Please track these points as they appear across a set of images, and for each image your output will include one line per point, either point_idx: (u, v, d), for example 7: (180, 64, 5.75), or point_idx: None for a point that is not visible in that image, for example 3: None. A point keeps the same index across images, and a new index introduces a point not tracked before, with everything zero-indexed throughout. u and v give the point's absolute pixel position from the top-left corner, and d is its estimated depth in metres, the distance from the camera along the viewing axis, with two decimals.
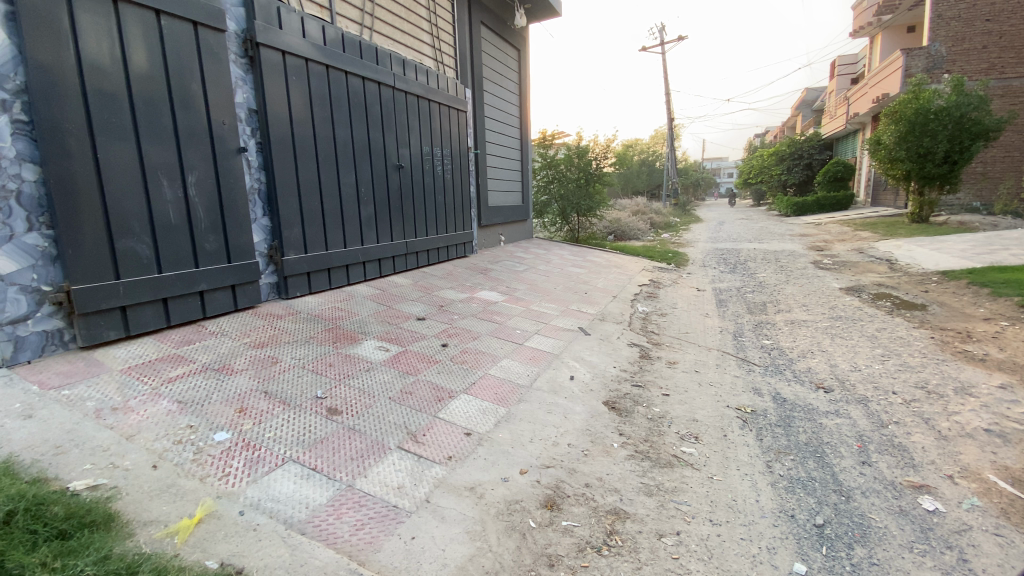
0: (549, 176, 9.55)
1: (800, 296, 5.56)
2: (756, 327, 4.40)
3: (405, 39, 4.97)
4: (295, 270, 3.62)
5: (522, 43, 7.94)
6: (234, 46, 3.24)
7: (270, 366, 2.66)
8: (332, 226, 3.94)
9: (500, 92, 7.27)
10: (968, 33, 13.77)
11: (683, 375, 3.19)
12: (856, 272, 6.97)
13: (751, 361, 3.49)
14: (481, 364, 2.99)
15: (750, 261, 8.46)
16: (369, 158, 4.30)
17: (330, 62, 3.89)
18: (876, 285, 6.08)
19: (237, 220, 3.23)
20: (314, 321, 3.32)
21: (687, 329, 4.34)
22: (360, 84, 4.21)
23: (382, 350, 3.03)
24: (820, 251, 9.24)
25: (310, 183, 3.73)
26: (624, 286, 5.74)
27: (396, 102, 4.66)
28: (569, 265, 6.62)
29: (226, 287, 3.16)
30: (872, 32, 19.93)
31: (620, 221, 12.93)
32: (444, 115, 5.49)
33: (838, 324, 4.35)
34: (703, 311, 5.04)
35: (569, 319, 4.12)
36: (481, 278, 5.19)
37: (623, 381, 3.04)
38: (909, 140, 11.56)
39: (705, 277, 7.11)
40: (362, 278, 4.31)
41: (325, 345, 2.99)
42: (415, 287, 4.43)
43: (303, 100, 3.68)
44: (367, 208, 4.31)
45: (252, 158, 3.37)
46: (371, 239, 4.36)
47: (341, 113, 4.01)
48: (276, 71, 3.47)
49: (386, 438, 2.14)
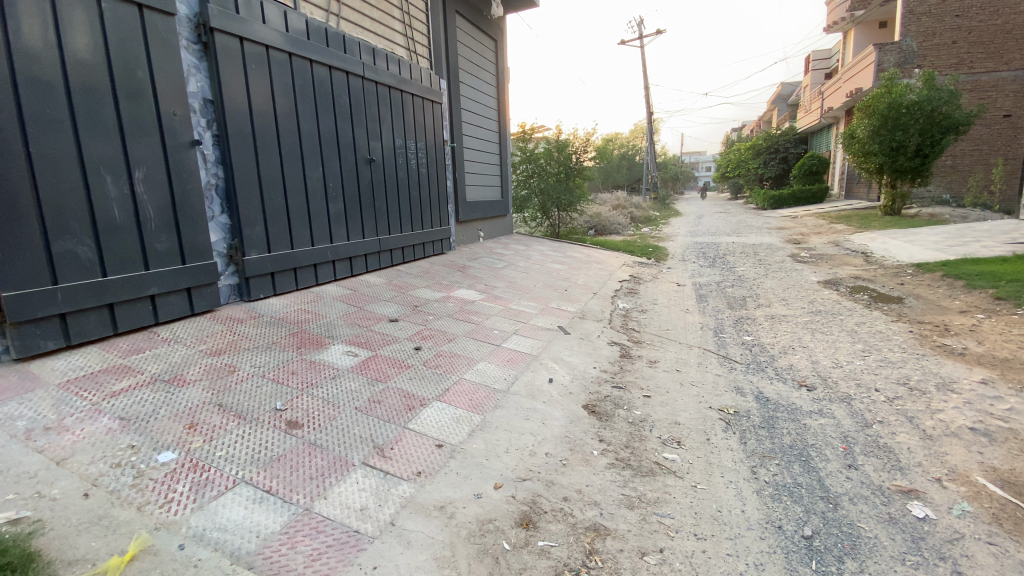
0: (529, 170, 9.41)
1: (780, 290, 5.55)
2: (737, 322, 4.35)
3: (375, 27, 4.75)
4: (258, 271, 3.41)
5: (498, 33, 7.76)
6: (185, 31, 3.00)
7: (227, 376, 2.47)
8: (298, 223, 3.74)
9: (476, 83, 7.08)
10: (939, 28, 14.02)
11: (665, 375, 3.10)
12: (834, 265, 7.01)
13: (733, 358, 3.42)
14: (455, 368, 2.85)
15: (730, 255, 8.46)
16: (336, 152, 4.10)
17: (294, 49, 3.66)
18: (853, 278, 6.11)
19: (192, 219, 3.01)
20: (278, 325, 3.14)
21: (668, 326, 4.26)
22: (326, 73, 3.99)
23: (351, 355, 2.86)
24: (798, 245, 9.31)
25: (273, 178, 3.52)
26: (604, 282, 5.64)
27: (365, 93, 4.46)
28: (548, 261, 6.50)
29: (180, 290, 2.94)
30: (846, 27, 20.21)
31: (600, 216, 12.87)
32: (418, 107, 5.29)
33: (818, 318, 4.33)
34: (683, 306, 4.98)
35: (548, 318, 4.00)
36: (458, 276, 5.04)
37: (603, 382, 2.93)
38: (882, 134, 11.74)
39: (685, 272, 7.07)
40: (332, 277, 4.12)
41: (289, 351, 2.81)
42: (388, 286, 4.26)
43: (264, 89, 3.45)
44: (336, 204, 4.11)
45: (209, 152, 3.14)
46: (341, 237, 4.17)
47: (307, 104, 3.80)
48: (235, 59, 3.24)
49: (350, 454, 1.99)
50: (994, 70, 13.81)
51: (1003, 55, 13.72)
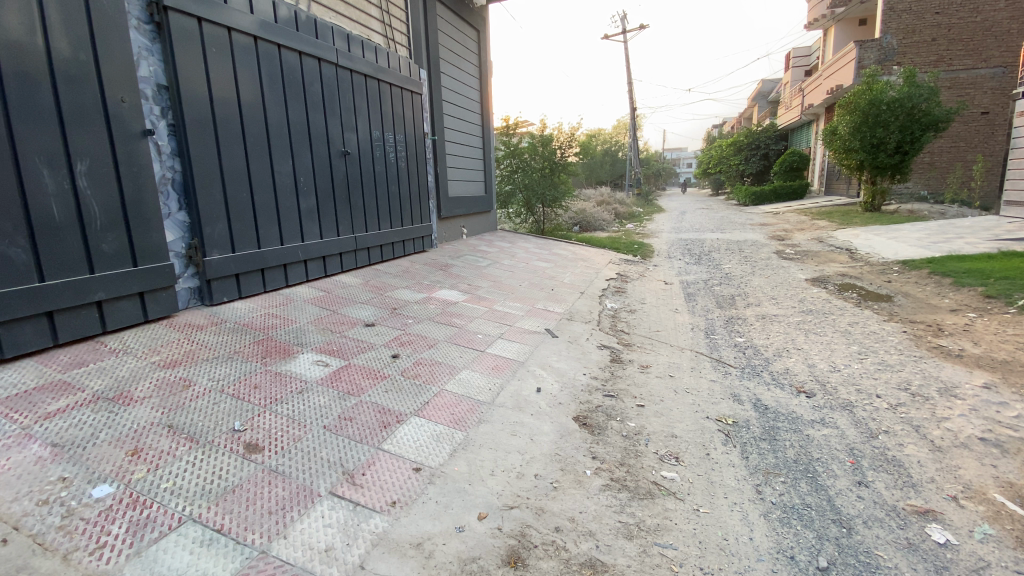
0: (513, 165, 9.20)
1: (769, 288, 5.45)
2: (728, 322, 4.22)
3: (349, 12, 4.47)
4: (221, 272, 3.16)
5: (481, 23, 7.52)
6: (134, 9, 2.71)
7: (180, 392, 2.23)
8: (265, 221, 3.48)
9: (458, 74, 6.83)
10: (918, 26, 14.16)
11: (658, 381, 2.93)
12: (820, 262, 6.96)
13: (727, 362, 3.27)
14: (436, 378, 2.64)
15: (715, 252, 8.38)
16: (307, 145, 3.84)
17: (259, 33, 3.39)
18: (840, 276, 6.04)
19: (145, 216, 2.73)
20: (242, 332, 2.89)
21: (658, 327, 4.10)
22: (295, 59, 3.71)
23: (321, 365, 2.64)
24: (782, 241, 9.30)
25: (237, 172, 3.26)
26: (591, 281, 5.48)
27: (339, 82, 4.19)
28: (533, 258, 6.31)
29: (132, 295, 2.67)
30: (827, 24, 20.37)
31: (584, 211, 12.73)
32: (397, 98, 5.03)
33: (811, 318, 4.21)
34: (673, 306, 4.83)
35: (535, 320, 3.80)
36: (440, 275, 4.82)
37: (594, 390, 2.75)
38: (863, 130, 11.79)
39: (671, 269, 6.95)
40: (304, 278, 3.87)
41: (253, 362, 2.58)
42: (365, 287, 4.02)
43: (227, 75, 3.18)
44: (308, 200, 3.85)
45: (164, 143, 2.86)
46: (313, 234, 3.92)
47: (274, 93, 3.53)
48: (193, 41, 2.95)
49: (316, 481, 1.78)
50: (973, 67, 14.00)
51: (981, 53, 13.96)
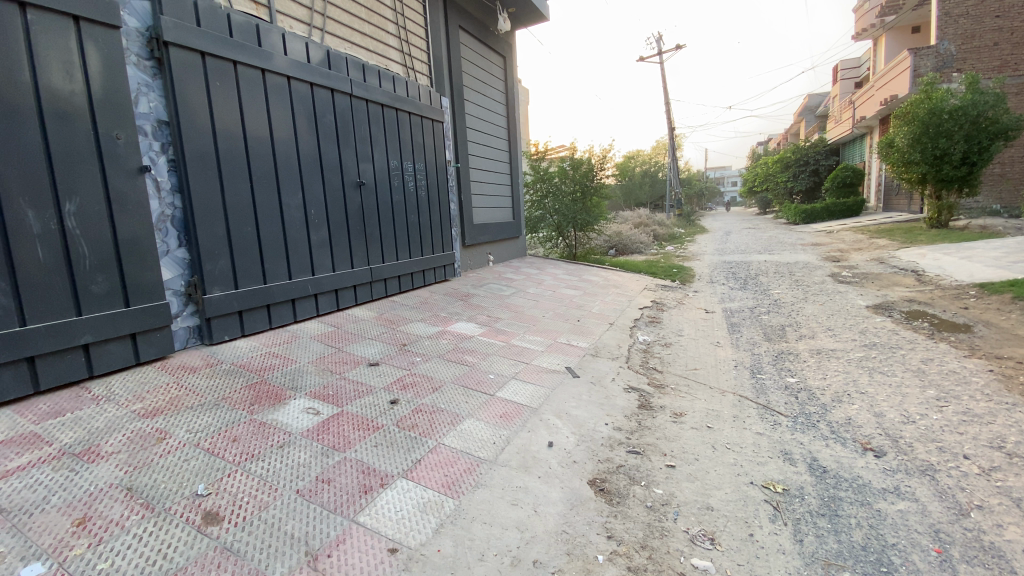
0: (543, 190, 9.00)
1: (823, 317, 4.89)
2: (776, 359, 3.74)
3: (366, 42, 4.41)
4: (222, 309, 3.03)
5: (507, 50, 7.43)
6: (134, 45, 2.67)
7: (152, 447, 2.06)
8: (272, 255, 3.36)
9: (484, 101, 6.73)
10: (978, 30, 13.22)
11: (693, 434, 2.53)
12: (881, 287, 6.30)
13: (776, 410, 2.82)
14: (435, 429, 2.35)
15: (762, 275, 7.78)
16: (318, 177, 3.73)
17: (267, 65, 3.31)
18: (907, 302, 5.39)
19: (139, 255, 2.63)
20: (236, 375, 2.72)
21: (696, 364, 3.67)
22: (307, 90, 3.65)
23: (311, 414, 2.41)
24: (836, 262, 8.57)
25: (241, 207, 3.15)
26: (623, 311, 5.10)
27: (354, 112, 4.11)
28: (562, 286, 5.99)
29: (122, 337, 2.56)
30: (876, 33, 19.43)
31: (621, 234, 12.32)
32: (416, 126, 4.92)
33: (875, 354, 3.67)
34: (713, 339, 4.37)
35: (555, 358, 3.47)
36: (460, 306, 4.58)
37: (616, 445, 2.39)
38: (923, 142, 10.88)
39: (713, 296, 6.45)
40: (315, 313, 3.72)
41: (238, 410, 2.38)
42: (378, 322, 3.82)
43: (233, 108, 3.11)
44: (319, 232, 3.72)
45: (164, 179, 2.79)
46: (325, 267, 3.78)
47: (283, 125, 3.45)
48: (195, 75, 2.89)
49: (271, 564, 1.52)
50: None
51: None
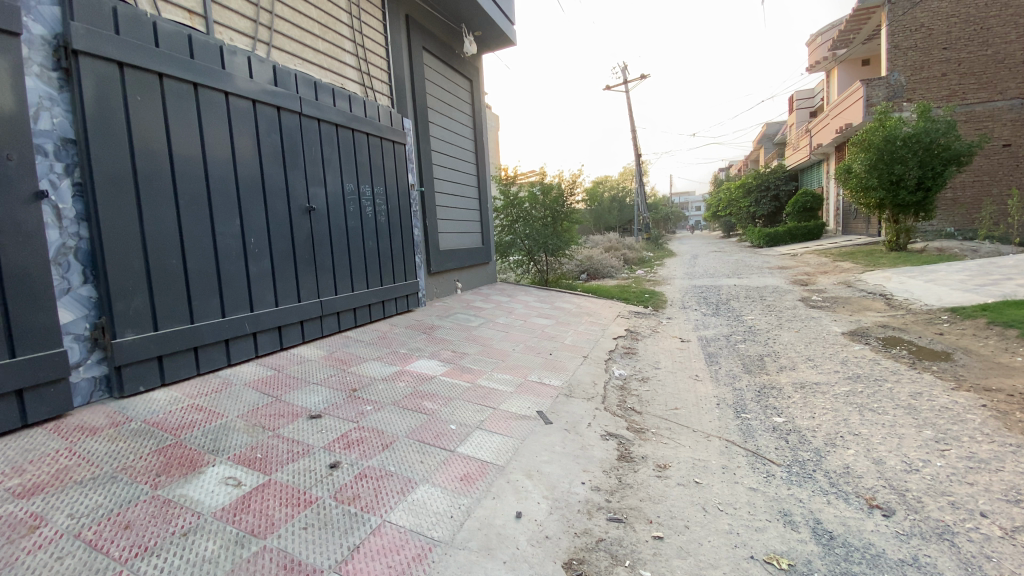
0: (512, 215, 8.80)
1: (801, 345, 4.73)
2: (760, 394, 3.51)
3: (320, 60, 4.11)
4: (137, 356, 2.60)
5: (474, 73, 7.26)
6: (37, 54, 2.28)
7: (18, 540, 1.60)
8: (201, 291, 2.95)
9: (450, 124, 6.51)
10: (926, 62, 13.95)
11: (680, 492, 2.23)
12: (854, 311, 6.24)
13: (767, 457, 2.56)
14: (381, 501, 1.98)
15: (734, 300, 7.69)
16: (260, 203, 3.36)
17: (200, 79, 2.96)
18: (882, 328, 5.31)
19: (29, 295, 2.19)
20: (146, 436, 2.28)
21: (676, 403, 3.40)
22: (248, 107, 3.30)
23: (230, 487, 2.00)
24: (806, 286, 8.59)
25: (163, 237, 2.75)
26: (597, 342, 4.83)
27: (304, 132, 3.77)
28: (533, 315, 5.70)
29: (6, 395, 2.10)
30: (828, 66, 20.38)
31: (591, 258, 12.20)
32: (375, 148, 4.62)
33: (862, 388, 3.47)
34: (692, 372, 4.14)
35: (525, 401, 3.14)
36: (422, 341, 4.22)
37: (594, 511, 2.06)
38: (880, 168, 11.22)
39: (687, 323, 6.27)
40: (254, 354, 3.31)
41: (140, 484, 1.96)
42: (327, 363, 3.42)
43: (157, 125, 2.73)
44: (259, 263, 3.34)
45: (67, 207, 2.37)
46: (266, 302, 3.38)
47: (220, 145, 3.09)
48: (111, 88, 2.52)
49: None
50: (988, 99, 13.63)
51: (996, 85, 13.60)
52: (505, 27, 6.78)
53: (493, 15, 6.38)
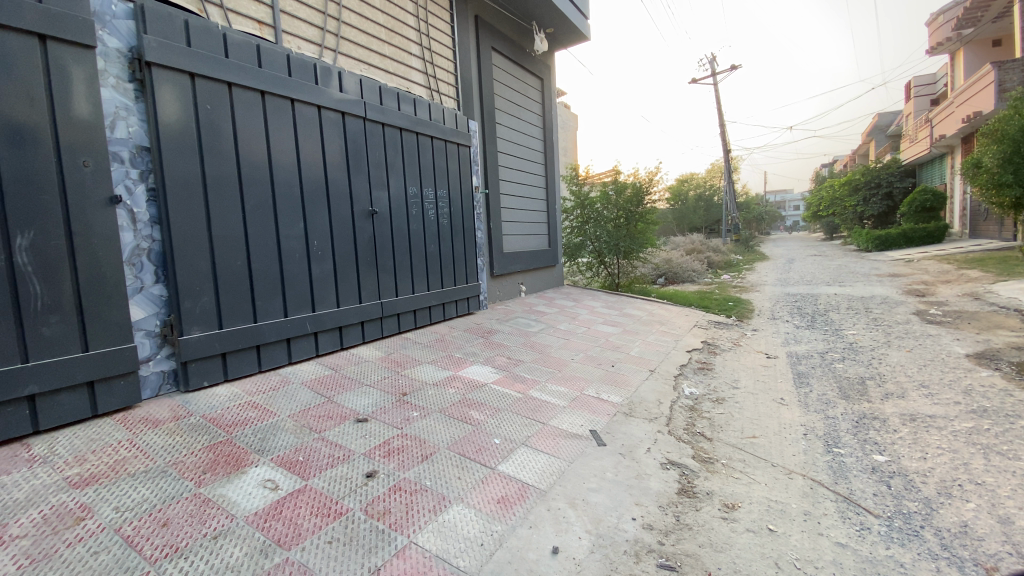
0: (583, 217, 8.53)
1: (912, 368, 4.06)
2: (857, 425, 3.02)
3: (386, 64, 4.16)
4: (202, 352, 2.73)
5: (545, 72, 7.10)
6: (113, 67, 2.46)
7: (64, 531, 1.68)
8: (264, 291, 3.05)
9: (518, 124, 6.40)
10: None
11: (749, 541, 1.90)
12: (983, 329, 5.30)
13: (863, 505, 2.14)
14: (410, 519, 1.88)
15: (832, 312, 6.86)
16: (323, 207, 3.44)
17: (266, 87, 3.07)
18: (1019, 350, 4.44)
19: (103, 293, 2.36)
20: (202, 432, 2.37)
21: (754, 430, 3.01)
22: (312, 112, 3.38)
23: (266, 490, 2.01)
24: (921, 297, 7.49)
25: (230, 239, 2.87)
26: (667, 354, 4.47)
27: (368, 136, 3.82)
28: (599, 322, 5.42)
29: (79, 385, 2.28)
30: (953, 46, 17.87)
31: (669, 262, 11.56)
32: (439, 151, 4.60)
33: (990, 425, 2.85)
34: (775, 394, 3.68)
35: (578, 417, 2.91)
36: (480, 345, 4.12)
37: (643, 554, 1.81)
38: (1016, 162, 9.49)
39: (774, 336, 5.66)
40: (314, 353, 3.39)
41: (186, 480, 2.01)
42: (382, 364, 3.42)
43: (227, 133, 2.87)
44: (321, 265, 3.41)
45: (141, 210, 2.54)
46: (327, 303, 3.45)
47: (285, 150, 3.19)
48: (183, 99, 2.67)
49: None
50: None
51: None
52: (577, 22, 6.55)
53: (565, 10, 6.17)
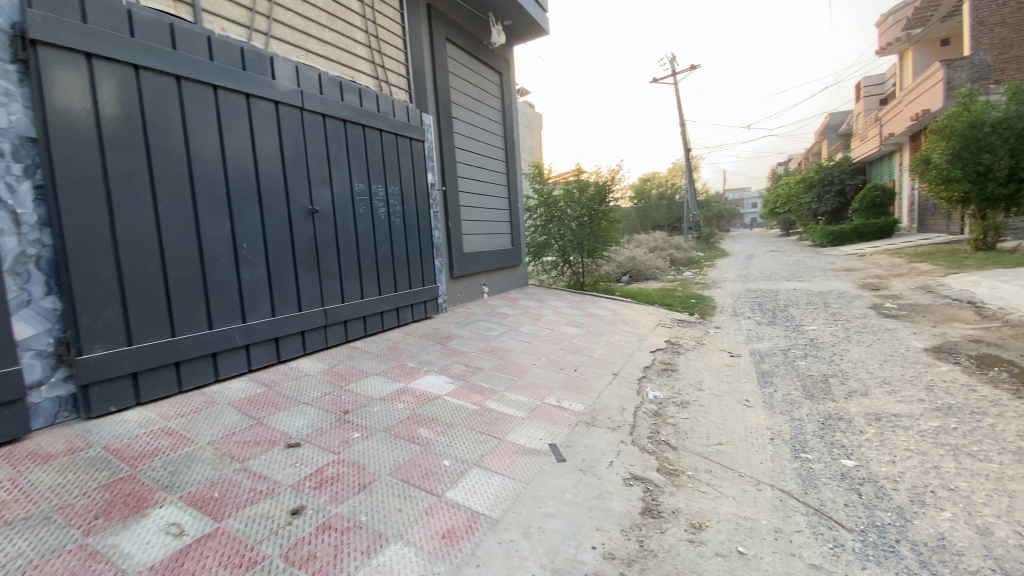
0: (547, 215, 8.36)
1: (874, 364, 4.05)
2: (823, 427, 2.93)
3: (326, 51, 3.85)
4: (107, 373, 2.38)
5: (504, 66, 6.88)
6: None
7: None
8: (184, 301, 2.72)
9: (476, 119, 6.16)
10: (1016, 39, 12.46)
11: (719, 568, 1.73)
12: (937, 322, 5.40)
13: (835, 518, 2.01)
14: (338, 564, 1.63)
15: (792, 307, 6.92)
16: (254, 205, 3.11)
17: (183, 72, 2.74)
18: (974, 343, 4.50)
19: None
20: (100, 467, 2.05)
21: (720, 436, 2.88)
22: (240, 101, 3.06)
23: (169, 537, 1.71)
24: (877, 291, 7.65)
25: (140, 243, 2.53)
26: (632, 356, 4.33)
27: (307, 129, 3.51)
28: (563, 324, 5.25)
29: None
30: (901, 48, 18.62)
31: (634, 260, 11.56)
32: (389, 146, 4.32)
33: (956, 424, 2.80)
34: (741, 395, 3.58)
35: (537, 431, 2.71)
36: (435, 353, 3.87)
37: None
38: (964, 158, 9.89)
39: (737, 333, 5.63)
40: (246, 368, 3.06)
41: (70, 528, 1.70)
42: (324, 378, 3.13)
43: (133, 122, 2.52)
44: (253, 270, 3.09)
45: (27, 212, 2.19)
46: (260, 311, 3.13)
47: (206, 142, 2.86)
48: (77, 82, 2.32)
49: None
50: None
51: None
52: (536, 14, 6.35)
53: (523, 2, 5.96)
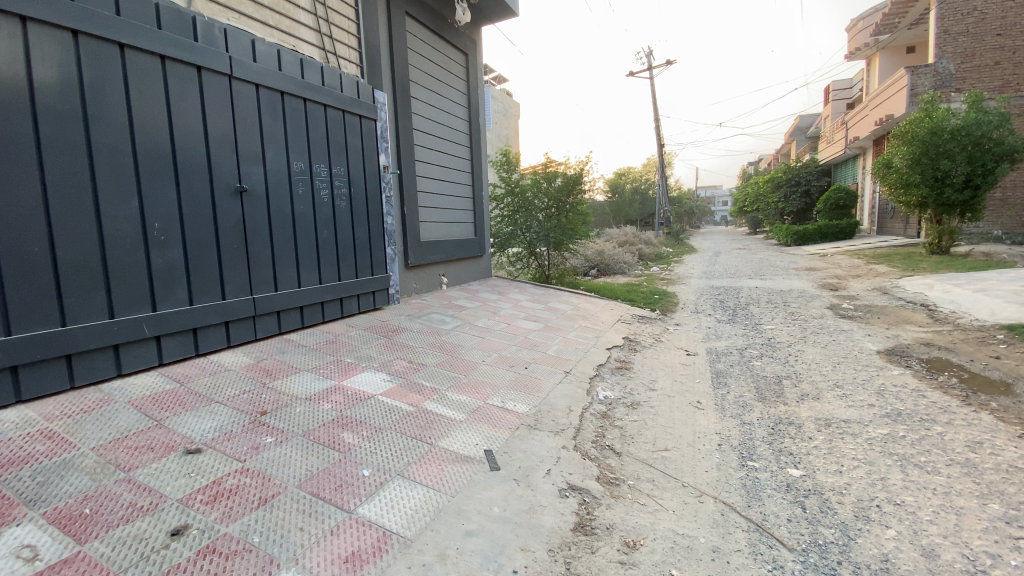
0: (514, 204, 8.15)
1: (829, 366, 4.01)
2: (773, 432, 2.84)
3: (263, 15, 3.52)
4: None
5: (470, 47, 6.60)
6: None
7: None
8: (79, 286, 2.41)
9: (438, 101, 5.89)
10: (978, 48, 12.78)
11: None
12: (891, 324, 5.45)
13: (777, 536, 1.89)
14: None
15: (753, 306, 6.91)
16: (170, 181, 2.80)
17: (83, 26, 2.40)
18: (925, 346, 4.53)
19: None
20: None
21: (667, 441, 2.75)
22: (154, 63, 2.73)
23: (16, 563, 1.44)
24: (835, 291, 7.74)
25: (21, 220, 2.21)
26: (587, 353, 4.18)
27: (236, 99, 3.20)
28: (520, 318, 5.07)
29: None
30: (869, 53, 18.99)
31: (602, 253, 11.46)
32: (335, 123, 4.02)
33: (905, 432, 2.75)
34: (693, 397, 3.48)
35: (473, 435, 2.52)
36: (378, 347, 3.63)
37: None
38: (923, 163, 10.13)
39: (696, 331, 5.56)
40: (156, 361, 2.77)
41: None
42: (246, 374, 2.86)
43: (16, 81, 2.18)
44: (166, 253, 2.79)
45: None
46: (174, 299, 2.84)
47: (111, 107, 2.53)
48: None
49: None
50: None
51: None
52: None
53: None
